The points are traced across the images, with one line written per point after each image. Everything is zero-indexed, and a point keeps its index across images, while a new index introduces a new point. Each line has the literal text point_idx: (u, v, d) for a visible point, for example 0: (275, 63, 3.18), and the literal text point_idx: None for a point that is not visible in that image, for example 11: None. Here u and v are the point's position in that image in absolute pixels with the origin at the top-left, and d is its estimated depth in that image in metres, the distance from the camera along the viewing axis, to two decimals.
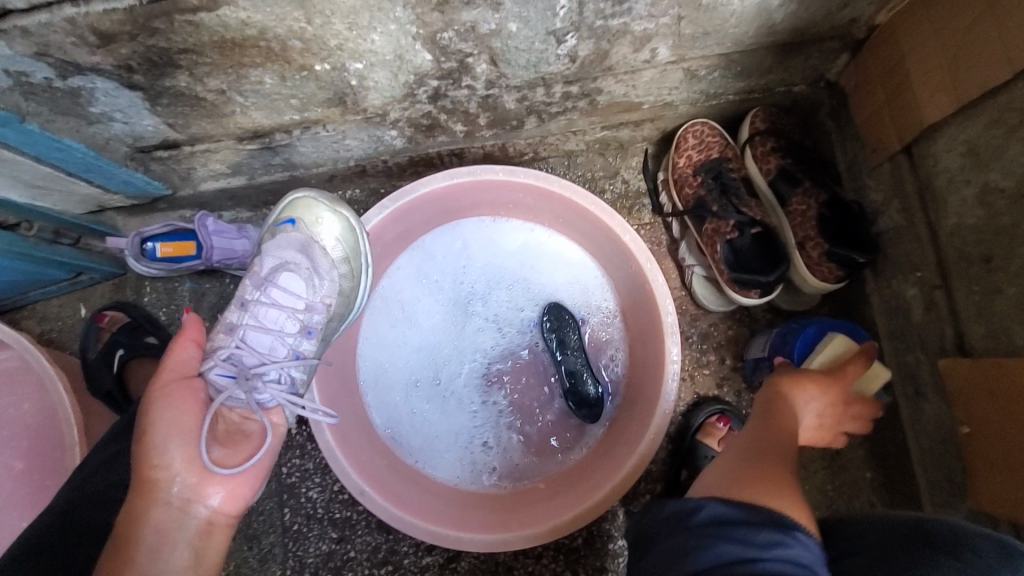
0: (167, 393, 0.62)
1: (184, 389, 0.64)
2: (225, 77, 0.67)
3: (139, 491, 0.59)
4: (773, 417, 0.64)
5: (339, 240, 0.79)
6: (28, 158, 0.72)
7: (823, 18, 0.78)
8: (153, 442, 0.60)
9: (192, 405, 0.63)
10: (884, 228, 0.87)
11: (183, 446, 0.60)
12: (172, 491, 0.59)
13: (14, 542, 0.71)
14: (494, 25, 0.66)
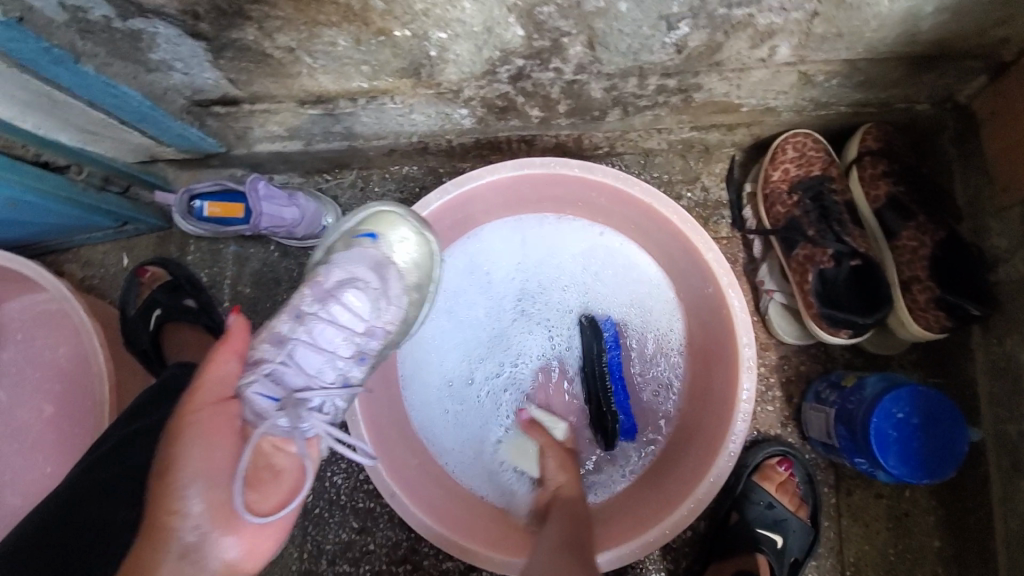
0: (202, 418, 0.55)
1: (220, 412, 0.56)
2: (297, 34, 0.61)
3: (151, 532, 0.50)
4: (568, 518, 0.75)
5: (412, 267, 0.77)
6: (80, 101, 0.68)
7: (977, 30, 0.66)
8: (178, 474, 0.51)
9: (228, 436, 0.55)
10: (1004, 278, 0.77)
11: (210, 484, 0.52)
12: (189, 538, 0.50)
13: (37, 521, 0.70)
14: (602, 3, 0.58)
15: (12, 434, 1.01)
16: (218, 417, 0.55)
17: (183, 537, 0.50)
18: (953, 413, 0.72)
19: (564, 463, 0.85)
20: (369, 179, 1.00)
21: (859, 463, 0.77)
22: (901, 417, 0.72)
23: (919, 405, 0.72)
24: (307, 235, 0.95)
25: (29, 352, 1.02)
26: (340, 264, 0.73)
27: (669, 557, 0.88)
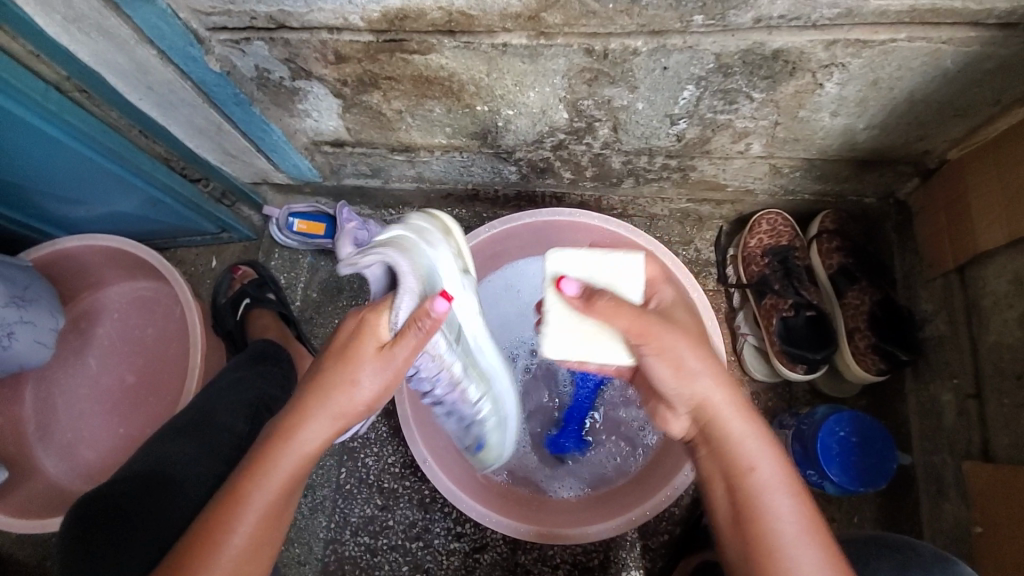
0: (356, 366, 0.64)
1: (373, 374, 0.65)
2: (407, 102, 0.85)
3: (291, 421, 0.64)
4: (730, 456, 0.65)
5: (496, 428, 0.86)
6: (239, 132, 0.94)
7: (900, 145, 0.90)
8: (328, 400, 0.64)
9: (375, 389, 0.65)
10: (929, 335, 0.96)
11: (336, 413, 0.65)
12: (319, 439, 0.65)
13: (125, 482, 0.79)
14: (626, 102, 0.82)
15: (92, 397, 1.17)
16: (371, 374, 0.64)
17: (308, 436, 0.64)
18: (884, 436, 0.89)
19: (700, 347, 0.68)
20: None
21: (811, 475, 0.93)
22: (843, 435, 0.90)
23: (857, 427, 0.90)
24: None
25: (121, 329, 1.21)
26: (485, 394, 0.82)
27: (647, 557, 1.03)
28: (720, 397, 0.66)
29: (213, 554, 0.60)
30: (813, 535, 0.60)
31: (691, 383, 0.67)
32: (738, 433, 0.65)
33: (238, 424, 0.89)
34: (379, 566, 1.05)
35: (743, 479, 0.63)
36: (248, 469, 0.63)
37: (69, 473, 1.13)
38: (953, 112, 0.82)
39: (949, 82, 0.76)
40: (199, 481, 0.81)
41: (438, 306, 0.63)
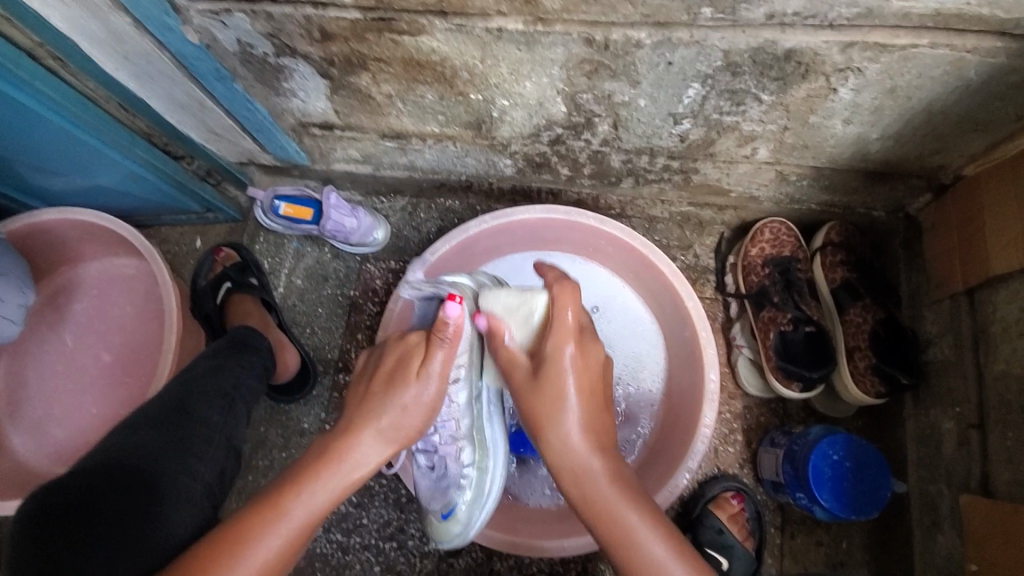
0: (406, 393, 0.67)
1: (418, 398, 0.67)
2: (397, 86, 0.81)
3: (348, 439, 0.64)
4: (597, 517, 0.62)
5: (471, 500, 0.79)
6: (222, 110, 0.90)
7: (914, 158, 0.86)
8: (380, 420, 0.65)
9: (421, 416, 0.68)
10: (933, 358, 0.92)
11: (389, 435, 0.66)
12: (370, 464, 0.64)
13: (90, 476, 0.71)
14: (627, 97, 0.78)
15: (66, 375, 1.14)
16: (418, 402, 0.68)
17: (362, 457, 0.64)
18: (878, 462, 0.86)
19: (551, 407, 0.66)
20: (417, 206, 1.19)
21: (799, 498, 0.90)
22: (836, 458, 0.86)
23: (852, 452, 0.87)
24: (358, 242, 1.13)
25: (99, 307, 1.17)
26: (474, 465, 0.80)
27: None
28: (575, 448, 0.65)
29: (237, 561, 0.55)
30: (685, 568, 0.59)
31: (550, 434, 0.66)
32: (591, 480, 0.63)
33: (213, 416, 0.84)
34: (350, 565, 1.02)
35: (600, 530, 0.62)
36: (295, 480, 0.60)
37: (38, 452, 1.10)
38: (973, 126, 0.78)
39: (970, 94, 0.72)
40: (170, 481, 0.73)
41: (451, 312, 0.68)
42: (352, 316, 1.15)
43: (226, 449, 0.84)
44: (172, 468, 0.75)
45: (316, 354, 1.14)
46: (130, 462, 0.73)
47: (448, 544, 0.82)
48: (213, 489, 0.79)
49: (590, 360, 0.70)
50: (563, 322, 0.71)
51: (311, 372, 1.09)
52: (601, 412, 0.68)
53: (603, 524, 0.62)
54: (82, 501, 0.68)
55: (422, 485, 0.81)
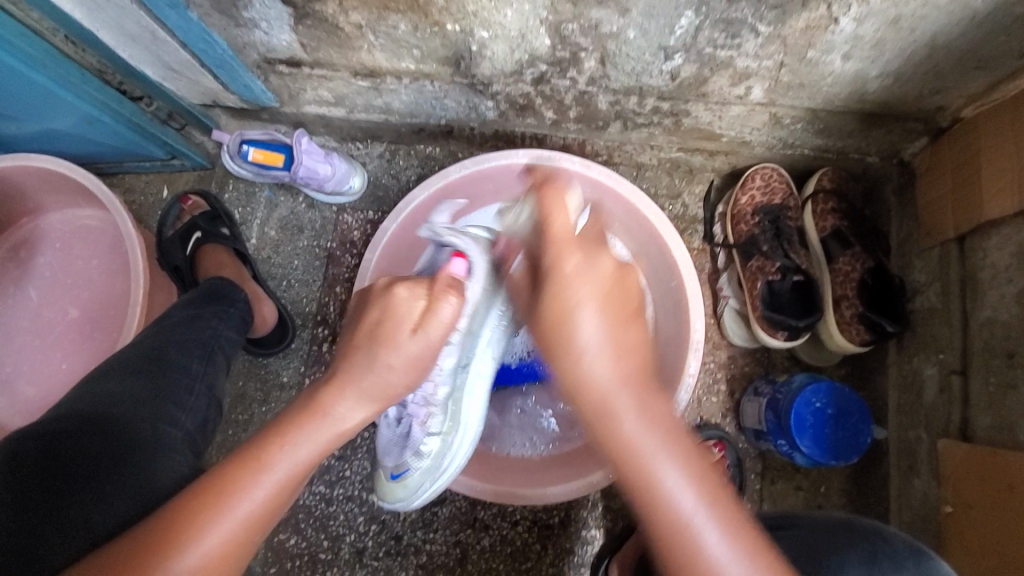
0: (390, 341, 0.60)
1: (403, 355, 0.60)
2: (368, 15, 0.75)
3: (329, 388, 0.59)
4: (631, 474, 0.53)
5: (426, 470, 0.75)
6: (178, 42, 0.82)
7: (913, 98, 0.82)
8: (360, 377, 0.59)
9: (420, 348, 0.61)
10: (919, 306, 0.92)
11: (370, 395, 0.60)
12: (353, 414, 0.60)
13: (71, 422, 0.69)
14: (615, 28, 0.73)
15: (33, 330, 1.10)
16: (413, 357, 0.61)
17: (342, 415, 0.59)
18: (860, 410, 0.87)
19: (563, 330, 0.56)
20: (395, 153, 1.13)
21: (780, 445, 0.91)
22: (818, 406, 0.87)
23: (833, 399, 0.87)
24: (334, 191, 1.08)
25: (63, 259, 1.12)
26: (445, 441, 0.75)
27: (608, 516, 1.02)
28: (600, 377, 0.55)
29: (223, 511, 0.53)
30: (713, 516, 0.51)
31: (574, 354, 0.56)
32: (616, 417, 0.54)
33: (191, 364, 0.81)
34: (333, 516, 1.02)
35: (626, 476, 0.54)
36: (279, 434, 0.57)
37: (8, 409, 1.06)
38: (975, 63, 0.74)
39: (977, 26, 0.68)
40: (152, 429, 0.71)
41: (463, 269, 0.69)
42: (330, 268, 1.11)
43: (208, 399, 0.81)
44: (152, 417, 0.72)
45: (294, 308, 1.11)
46: (106, 411, 0.70)
47: (392, 504, 0.80)
48: (197, 438, 0.77)
49: (596, 268, 0.58)
50: (557, 232, 0.60)
51: (288, 326, 1.06)
52: (623, 330, 0.57)
53: (629, 468, 0.53)
54: (53, 451, 0.66)
55: (385, 436, 0.81)
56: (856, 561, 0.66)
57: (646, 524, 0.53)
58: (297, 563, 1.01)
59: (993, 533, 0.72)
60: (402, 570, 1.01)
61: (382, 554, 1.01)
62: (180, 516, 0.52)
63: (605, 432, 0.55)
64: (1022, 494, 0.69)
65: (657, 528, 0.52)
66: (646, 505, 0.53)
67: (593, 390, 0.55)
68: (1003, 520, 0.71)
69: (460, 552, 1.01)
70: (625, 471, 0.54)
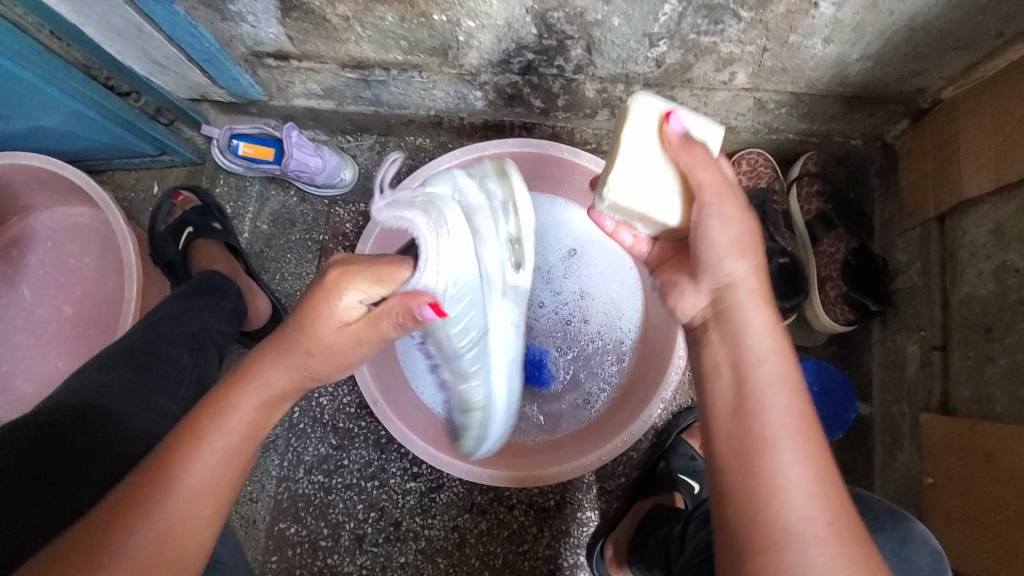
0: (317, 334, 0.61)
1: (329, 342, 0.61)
2: (354, 6, 0.75)
3: (254, 364, 0.61)
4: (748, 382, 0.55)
5: (478, 436, 0.83)
6: (163, 36, 0.82)
7: (893, 81, 0.84)
8: (288, 347, 0.61)
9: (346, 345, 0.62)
10: (902, 285, 0.94)
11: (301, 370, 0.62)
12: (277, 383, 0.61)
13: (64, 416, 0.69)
14: (600, 16, 0.73)
15: (28, 329, 1.10)
16: (340, 347, 0.62)
17: (273, 382, 0.61)
18: (846, 388, 0.90)
19: (735, 208, 0.59)
20: (385, 145, 1.14)
21: None
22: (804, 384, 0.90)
23: (818, 377, 0.90)
24: (325, 183, 1.08)
25: (55, 257, 1.12)
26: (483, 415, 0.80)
27: (602, 498, 1.04)
28: (748, 278, 0.59)
29: (174, 485, 0.51)
30: (802, 447, 0.51)
31: (735, 254, 0.59)
32: (745, 324, 0.58)
33: (183, 356, 0.82)
34: (333, 504, 1.04)
35: (747, 381, 0.55)
36: (211, 412, 0.57)
37: (5, 407, 1.06)
38: (952, 45, 0.75)
39: (953, 7, 0.69)
40: (140, 423, 0.73)
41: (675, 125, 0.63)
42: (322, 261, 1.12)
43: (198, 392, 0.82)
44: (143, 410, 0.74)
45: (288, 302, 1.12)
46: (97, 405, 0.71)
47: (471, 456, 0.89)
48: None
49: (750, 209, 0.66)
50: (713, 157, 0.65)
51: (283, 319, 1.07)
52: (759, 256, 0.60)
53: (743, 371, 0.56)
54: (39, 444, 0.66)
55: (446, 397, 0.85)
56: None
57: (742, 422, 0.53)
58: (298, 551, 1.03)
59: (972, 500, 0.75)
60: (401, 555, 1.03)
61: (382, 540, 1.03)
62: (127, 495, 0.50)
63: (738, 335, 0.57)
64: (998, 463, 0.71)
65: (742, 431, 0.53)
66: (756, 412, 0.53)
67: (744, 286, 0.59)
68: (982, 488, 0.73)
69: (458, 536, 1.03)
70: (737, 373, 0.56)
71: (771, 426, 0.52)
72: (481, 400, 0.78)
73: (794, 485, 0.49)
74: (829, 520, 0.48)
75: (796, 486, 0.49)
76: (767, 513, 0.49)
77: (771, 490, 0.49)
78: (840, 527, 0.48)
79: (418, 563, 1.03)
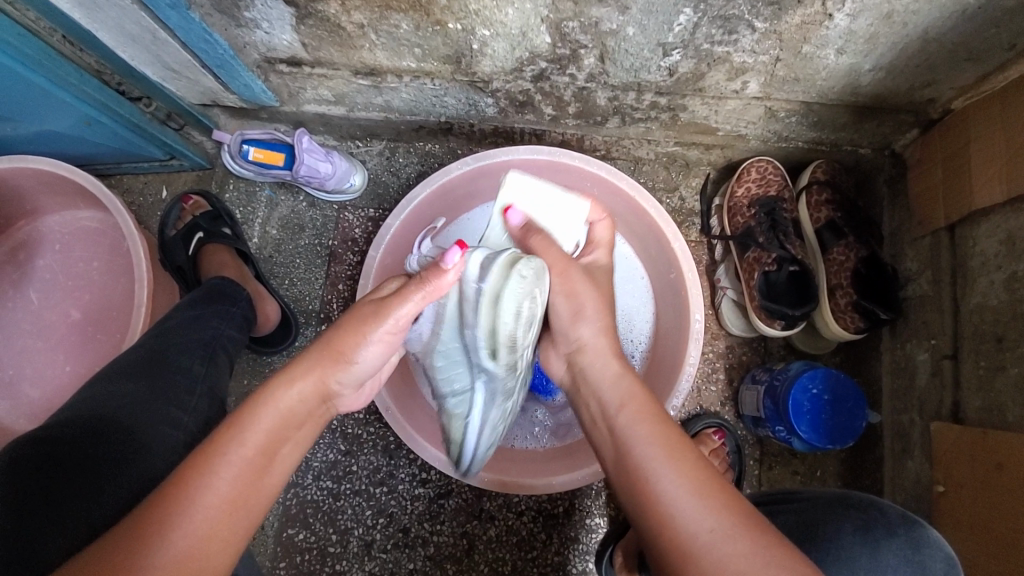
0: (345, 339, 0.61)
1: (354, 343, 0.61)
2: (370, 14, 0.76)
3: (274, 377, 0.59)
4: (613, 425, 0.62)
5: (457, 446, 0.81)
6: (177, 41, 0.82)
7: (904, 91, 0.84)
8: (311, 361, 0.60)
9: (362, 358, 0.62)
10: (911, 294, 0.94)
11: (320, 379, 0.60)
12: (298, 392, 0.58)
13: (88, 426, 0.69)
14: (615, 25, 0.74)
15: (34, 333, 1.10)
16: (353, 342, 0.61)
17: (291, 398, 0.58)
18: (856, 396, 0.89)
19: (586, 282, 0.72)
20: (395, 150, 1.14)
21: (778, 431, 0.94)
22: (815, 392, 0.89)
23: (830, 385, 0.90)
24: (335, 188, 1.08)
25: (62, 261, 1.12)
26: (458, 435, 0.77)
27: (611, 505, 1.04)
28: (592, 339, 0.69)
29: (187, 508, 0.49)
30: (673, 464, 0.55)
31: (575, 320, 0.70)
32: (597, 377, 0.66)
33: (196, 365, 0.81)
34: (341, 510, 1.03)
35: (612, 425, 0.62)
36: (223, 429, 0.54)
37: (10, 412, 1.06)
38: (964, 56, 0.76)
39: (966, 19, 0.70)
40: (158, 433, 0.72)
41: (512, 219, 0.80)
42: (332, 266, 1.12)
43: (211, 400, 0.82)
44: (157, 419, 0.73)
45: (297, 306, 1.11)
46: (112, 413, 0.71)
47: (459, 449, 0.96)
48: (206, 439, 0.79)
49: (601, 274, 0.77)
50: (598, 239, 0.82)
51: (292, 323, 1.07)
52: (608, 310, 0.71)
53: (610, 417, 0.63)
54: (61, 452, 0.66)
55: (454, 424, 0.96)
56: (858, 537, 0.70)
57: (619, 462, 0.59)
58: (307, 558, 1.02)
59: (984, 509, 0.75)
60: (410, 562, 1.03)
61: (390, 546, 1.03)
62: (137, 519, 0.48)
63: (595, 390, 0.66)
64: (1010, 472, 0.72)
65: (623, 471, 0.58)
66: (627, 446, 0.59)
67: (591, 348, 0.68)
68: (994, 497, 0.74)
69: (467, 543, 1.03)
70: (608, 420, 0.63)
71: (641, 457, 0.57)
72: (458, 436, 0.76)
73: (675, 500, 0.53)
74: (721, 523, 0.51)
75: (681, 504, 0.53)
76: (664, 542, 0.52)
77: (660, 516, 0.53)
78: (733, 525, 0.51)
79: (426, 569, 1.03)
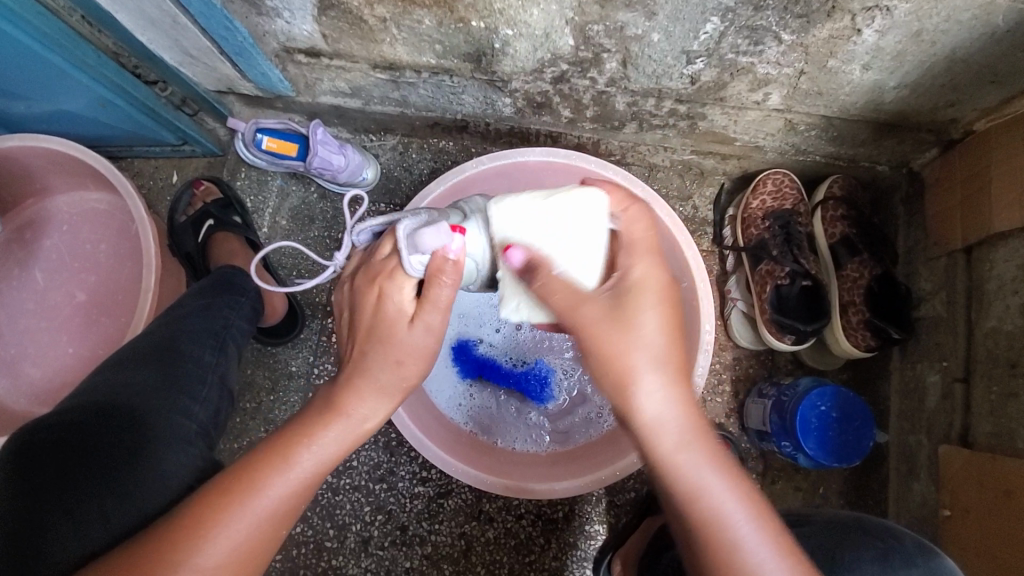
0: (399, 341, 0.63)
1: (406, 349, 0.64)
2: (392, 8, 0.75)
3: (345, 393, 0.62)
4: (674, 474, 0.58)
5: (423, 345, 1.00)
6: (197, 27, 0.81)
7: (927, 110, 0.84)
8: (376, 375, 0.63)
9: (422, 365, 0.65)
10: (924, 314, 0.94)
11: (379, 386, 0.63)
12: (374, 407, 0.63)
13: (108, 413, 0.71)
14: (640, 31, 0.73)
15: (39, 313, 1.09)
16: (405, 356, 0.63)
17: (363, 413, 0.62)
18: (864, 415, 0.89)
19: (624, 346, 0.60)
20: (408, 145, 1.14)
21: (784, 446, 0.93)
22: (823, 409, 0.89)
23: (839, 403, 0.89)
24: (347, 181, 1.08)
25: (69, 242, 1.11)
26: None
27: (611, 513, 1.03)
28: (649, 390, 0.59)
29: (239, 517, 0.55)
30: (751, 516, 0.56)
31: (625, 392, 0.59)
32: (661, 425, 0.59)
33: (203, 354, 0.81)
34: (340, 505, 1.03)
35: (671, 477, 0.58)
36: (298, 436, 0.60)
37: (12, 391, 1.05)
38: (991, 78, 0.75)
39: (995, 40, 0.69)
40: (164, 422, 0.72)
41: (512, 260, 0.67)
42: None
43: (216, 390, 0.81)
44: (163, 408, 0.73)
45: (303, 298, 1.11)
46: (119, 399, 0.71)
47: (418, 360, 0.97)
48: (211, 429, 0.78)
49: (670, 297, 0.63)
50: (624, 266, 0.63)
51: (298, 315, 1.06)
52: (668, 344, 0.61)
53: (669, 467, 0.58)
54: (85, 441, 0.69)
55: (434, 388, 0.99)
56: (866, 558, 0.69)
57: (688, 514, 0.57)
58: (303, 551, 1.02)
59: (990, 534, 0.74)
60: (407, 560, 1.02)
61: (388, 544, 1.03)
62: (185, 520, 0.54)
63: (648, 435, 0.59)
64: (1019, 500, 0.71)
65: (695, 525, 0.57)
66: (694, 501, 0.57)
67: (645, 397, 0.59)
68: (1001, 524, 0.73)
69: (465, 544, 1.02)
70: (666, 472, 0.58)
71: (719, 512, 0.56)
72: None
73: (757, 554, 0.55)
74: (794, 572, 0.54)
75: (760, 556, 0.55)
76: None
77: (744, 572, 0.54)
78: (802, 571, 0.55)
79: (423, 568, 1.02)
